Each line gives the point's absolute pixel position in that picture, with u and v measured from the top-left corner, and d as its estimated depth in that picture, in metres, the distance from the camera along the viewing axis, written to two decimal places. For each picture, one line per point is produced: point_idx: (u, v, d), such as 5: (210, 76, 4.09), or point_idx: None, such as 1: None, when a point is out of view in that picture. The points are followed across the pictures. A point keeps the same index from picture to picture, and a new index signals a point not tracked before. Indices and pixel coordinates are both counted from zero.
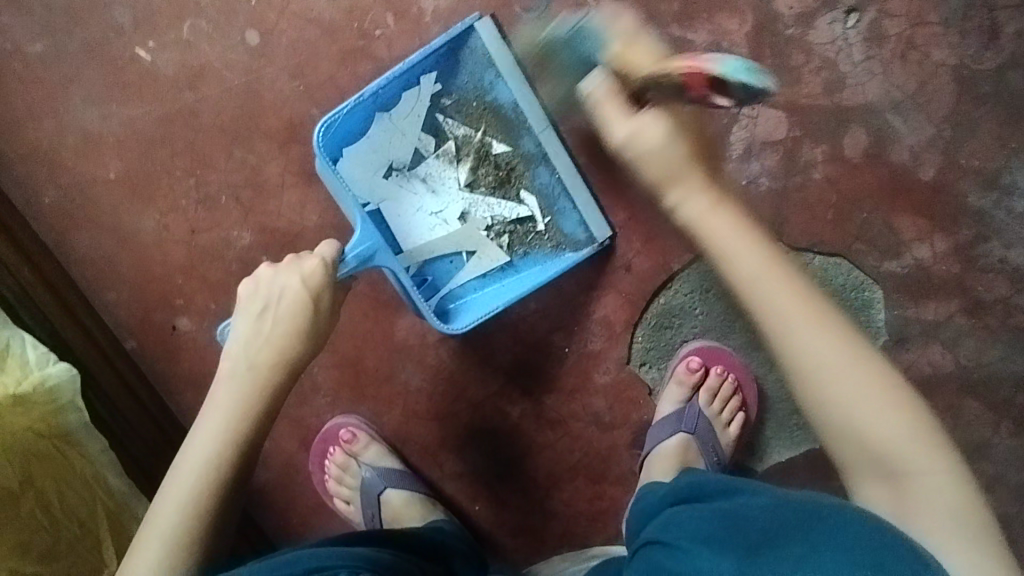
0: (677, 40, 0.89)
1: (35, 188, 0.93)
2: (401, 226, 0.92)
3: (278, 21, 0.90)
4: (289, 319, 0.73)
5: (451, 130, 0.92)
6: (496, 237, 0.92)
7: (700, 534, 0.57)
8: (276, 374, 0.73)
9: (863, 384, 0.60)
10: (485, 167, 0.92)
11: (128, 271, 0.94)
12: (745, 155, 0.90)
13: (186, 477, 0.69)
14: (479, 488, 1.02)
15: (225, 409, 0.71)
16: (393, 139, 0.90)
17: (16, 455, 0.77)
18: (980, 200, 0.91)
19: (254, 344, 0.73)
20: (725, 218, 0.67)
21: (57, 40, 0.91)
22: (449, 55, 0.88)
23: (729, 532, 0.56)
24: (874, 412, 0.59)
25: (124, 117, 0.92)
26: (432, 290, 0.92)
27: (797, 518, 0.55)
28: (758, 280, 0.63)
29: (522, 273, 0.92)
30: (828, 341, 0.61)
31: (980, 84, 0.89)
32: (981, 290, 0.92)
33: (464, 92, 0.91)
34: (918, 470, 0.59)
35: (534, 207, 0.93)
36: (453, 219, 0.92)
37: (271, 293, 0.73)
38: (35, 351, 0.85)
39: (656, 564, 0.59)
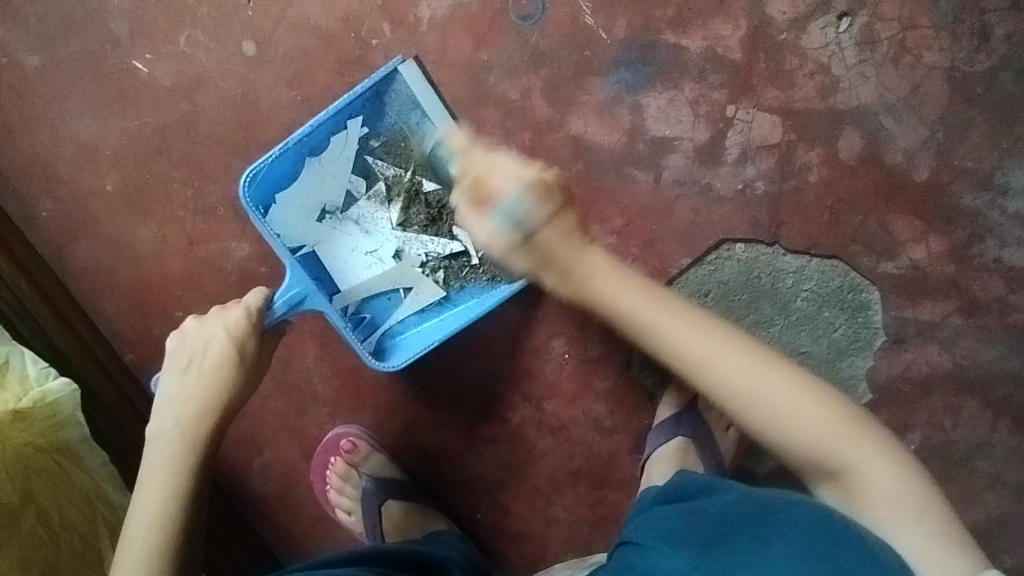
0: (672, 46, 0.90)
1: (33, 201, 0.93)
2: (337, 267, 0.93)
3: (275, 32, 0.90)
4: (213, 367, 0.77)
5: (381, 171, 0.93)
6: (432, 272, 0.93)
7: (668, 532, 0.58)
8: (209, 423, 0.76)
9: (775, 392, 0.63)
10: (417, 206, 0.92)
11: (126, 282, 0.94)
12: (741, 158, 0.91)
13: (142, 519, 0.70)
14: (481, 495, 1.02)
15: (162, 462, 0.74)
16: (325, 182, 0.91)
17: (15, 471, 0.78)
18: (974, 201, 0.91)
19: (182, 396, 0.76)
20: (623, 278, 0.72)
21: (53, 53, 0.91)
22: (373, 98, 0.87)
23: (690, 528, 0.57)
24: (790, 416, 0.62)
25: (121, 129, 0.92)
26: (371, 327, 0.93)
27: (756, 515, 0.54)
28: (667, 321, 0.68)
29: (460, 307, 0.92)
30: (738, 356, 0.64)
31: (972, 85, 0.90)
32: (977, 289, 0.93)
33: (392, 133, 0.91)
34: (846, 458, 0.61)
35: (468, 242, 0.93)
36: (388, 258, 0.93)
37: (198, 344, 0.78)
38: (35, 367, 0.84)
39: (628, 562, 0.59)
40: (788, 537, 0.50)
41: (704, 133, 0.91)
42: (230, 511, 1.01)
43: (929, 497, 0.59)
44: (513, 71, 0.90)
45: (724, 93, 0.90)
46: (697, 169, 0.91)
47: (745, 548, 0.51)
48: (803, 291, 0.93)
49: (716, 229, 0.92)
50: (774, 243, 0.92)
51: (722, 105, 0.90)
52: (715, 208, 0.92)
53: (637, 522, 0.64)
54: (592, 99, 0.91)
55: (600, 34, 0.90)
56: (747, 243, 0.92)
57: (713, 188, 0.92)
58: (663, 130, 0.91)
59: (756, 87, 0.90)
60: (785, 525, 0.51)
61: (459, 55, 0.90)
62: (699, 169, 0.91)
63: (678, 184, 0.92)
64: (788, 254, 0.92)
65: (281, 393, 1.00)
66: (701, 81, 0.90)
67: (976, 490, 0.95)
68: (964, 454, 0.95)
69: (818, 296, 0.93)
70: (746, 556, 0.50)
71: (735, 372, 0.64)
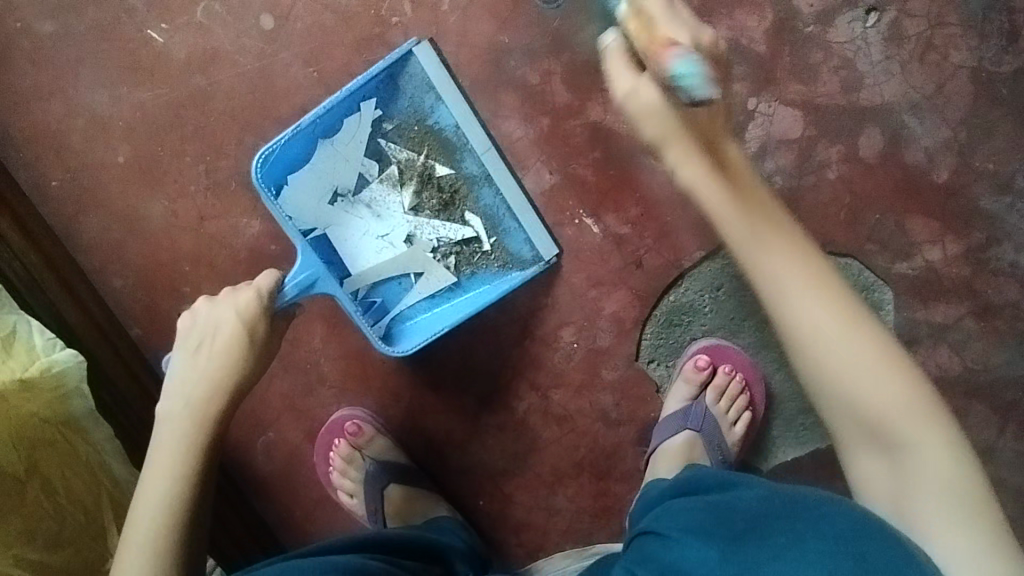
0: None
1: (42, 171, 0.92)
2: (347, 251, 0.91)
3: (293, 6, 0.89)
4: (225, 349, 0.76)
5: (393, 155, 0.91)
6: (443, 258, 0.92)
7: (690, 523, 0.57)
8: (220, 404, 0.75)
9: (858, 355, 0.59)
10: (429, 190, 0.91)
11: (135, 256, 0.93)
12: (760, 152, 0.90)
13: (152, 498, 0.69)
14: (484, 483, 1.02)
15: (171, 443, 0.73)
16: (337, 165, 0.90)
17: (21, 440, 0.77)
18: (993, 203, 0.91)
19: (192, 377, 0.75)
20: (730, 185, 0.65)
21: (68, 20, 0.89)
22: (386, 80, 0.87)
23: (715, 519, 0.56)
24: (869, 379, 0.59)
25: (134, 100, 0.90)
26: (381, 313, 0.92)
27: (786, 508, 0.54)
28: (769, 246, 0.62)
29: (470, 293, 0.92)
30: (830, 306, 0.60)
31: (997, 86, 0.89)
32: (991, 293, 0.92)
33: (405, 116, 0.90)
34: (908, 440, 0.58)
35: (480, 228, 0.92)
36: (400, 242, 0.92)
37: (208, 325, 0.77)
38: (42, 337, 0.83)
39: (647, 554, 0.59)
40: (826, 534, 0.50)
41: None
42: (232, 489, 1.01)
43: (985, 499, 0.56)
44: (534, 55, 0.89)
45: (747, 85, 0.89)
46: None
47: (781, 543, 0.51)
48: None
49: None
50: None
51: (743, 98, 0.89)
52: None
53: (653, 513, 0.63)
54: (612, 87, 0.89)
55: None
56: None
57: None
58: None
59: (779, 81, 0.89)
60: (820, 521, 0.52)
61: (480, 36, 0.89)
62: None
63: None
64: None
65: (287, 373, 1.00)
66: None
67: None
68: (970, 458, 0.95)
69: None
70: (784, 552, 0.50)
71: (825, 318, 0.60)
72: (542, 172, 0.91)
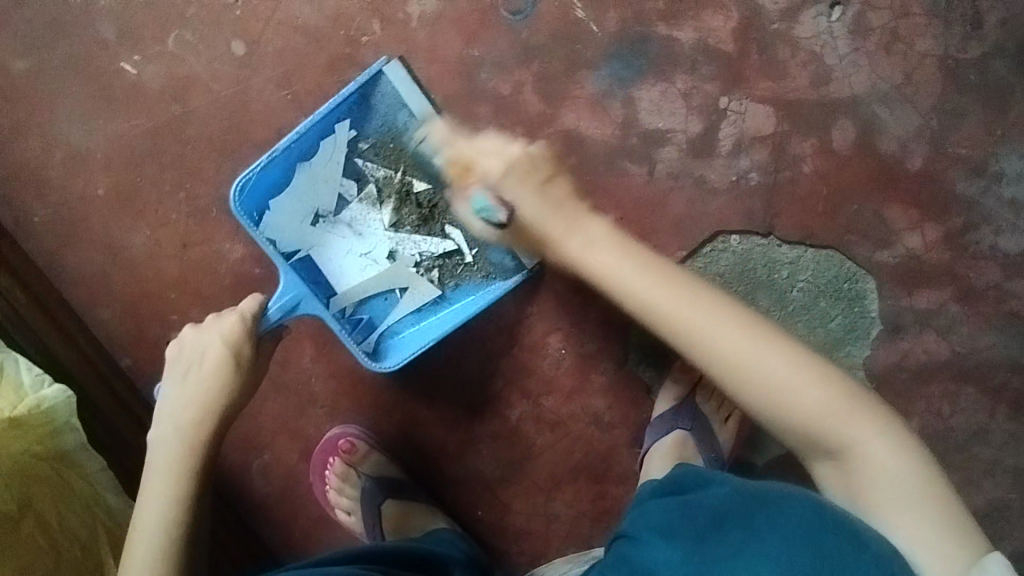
0: (663, 39, 0.89)
1: (23, 207, 0.92)
2: (332, 270, 0.93)
3: (264, 31, 0.89)
4: (211, 374, 0.76)
5: (371, 173, 0.92)
6: (426, 272, 0.93)
7: (663, 523, 0.58)
8: (209, 427, 0.76)
9: (785, 378, 0.62)
10: (408, 206, 0.92)
11: (120, 287, 0.94)
12: (735, 150, 0.91)
13: (147, 526, 0.70)
14: (482, 493, 1.02)
15: (163, 469, 0.73)
16: (317, 187, 0.91)
17: (13, 478, 0.77)
18: (969, 187, 0.91)
19: (181, 405, 0.76)
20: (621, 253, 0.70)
21: (41, 57, 0.90)
22: (359, 100, 0.86)
23: (682, 519, 0.57)
24: (795, 391, 0.61)
25: (111, 133, 0.91)
26: (369, 329, 0.93)
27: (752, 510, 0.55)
28: (673, 295, 0.66)
29: (456, 305, 0.93)
30: (749, 340, 0.63)
31: (965, 72, 0.90)
32: (973, 277, 0.93)
33: (380, 135, 0.91)
34: (851, 440, 0.61)
35: (461, 240, 0.92)
36: (382, 259, 0.93)
37: (195, 353, 0.78)
38: (30, 373, 0.83)
39: (624, 556, 0.59)
40: (788, 533, 0.51)
41: (697, 125, 0.90)
42: (230, 512, 1.01)
43: (935, 483, 0.60)
44: (505, 66, 0.90)
45: (717, 85, 0.90)
46: (692, 162, 0.91)
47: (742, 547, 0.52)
48: (801, 281, 0.93)
49: (711, 221, 0.92)
50: (769, 234, 0.92)
51: (715, 97, 0.90)
52: (711, 200, 0.92)
53: (632, 515, 0.63)
54: (585, 94, 0.90)
55: (591, 27, 0.89)
56: (743, 235, 0.92)
57: (707, 181, 0.91)
58: (657, 123, 0.90)
59: (749, 78, 0.90)
60: (781, 522, 0.52)
61: (450, 51, 0.90)
62: (694, 162, 0.91)
63: (672, 177, 0.91)
64: (784, 245, 0.92)
65: (278, 394, 1.00)
66: (693, 73, 0.90)
67: (976, 476, 0.95)
68: (963, 441, 0.95)
69: (815, 287, 0.92)
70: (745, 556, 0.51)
71: (737, 347, 0.63)
72: None
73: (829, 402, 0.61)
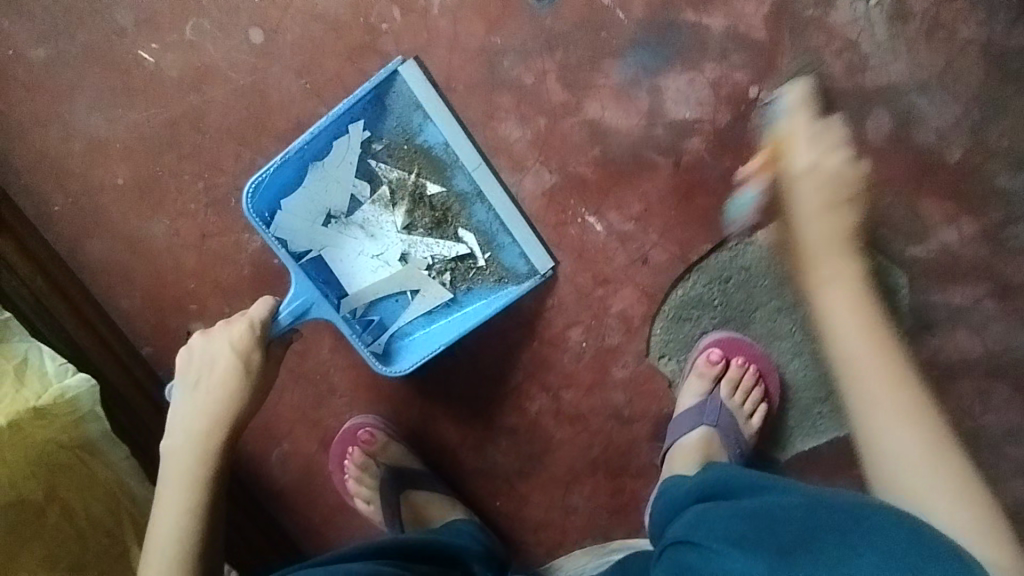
0: (692, 26, 0.86)
1: (45, 197, 0.92)
2: (343, 271, 0.91)
3: (282, 19, 0.88)
4: (222, 382, 0.79)
5: (384, 174, 0.90)
6: (438, 275, 0.92)
7: (731, 533, 0.55)
8: (221, 436, 0.79)
9: (915, 457, 0.63)
10: (421, 209, 0.90)
11: (141, 277, 0.94)
12: (764, 141, 0.88)
13: (164, 529, 0.74)
14: (500, 484, 1.02)
15: (178, 479, 0.77)
16: (329, 187, 0.89)
17: (40, 468, 0.79)
18: (1010, 181, 0.88)
19: (192, 415, 0.79)
20: (830, 218, 0.75)
21: (59, 45, 0.89)
22: (374, 101, 0.86)
23: (758, 531, 0.54)
24: (900, 432, 0.64)
25: (131, 123, 0.90)
26: (379, 330, 0.93)
27: (832, 521, 0.52)
28: (833, 284, 0.74)
29: (467, 309, 0.92)
30: (901, 404, 0.66)
31: (1009, 60, 0.86)
32: (1011, 273, 0.90)
33: (393, 136, 0.89)
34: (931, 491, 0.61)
35: (474, 244, 0.91)
36: (394, 261, 0.91)
37: (204, 362, 0.80)
38: (54, 362, 0.84)
39: (686, 565, 0.57)
40: (883, 552, 0.48)
41: (725, 115, 0.87)
42: (252, 500, 1.02)
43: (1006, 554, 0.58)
44: (528, 55, 0.87)
45: (748, 73, 0.87)
46: (719, 153, 0.88)
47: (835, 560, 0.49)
48: None
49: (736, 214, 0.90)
50: None
51: (744, 86, 0.87)
52: (737, 192, 0.89)
53: (683, 522, 0.61)
54: (610, 83, 0.87)
55: (617, 14, 0.86)
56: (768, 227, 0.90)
57: (735, 172, 0.89)
58: (683, 113, 0.88)
59: (780, 66, 0.86)
60: (871, 531, 0.50)
61: (472, 39, 0.87)
62: (721, 153, 0.88)
63: (698, 170, 0.89)
64: None
65: (297, 385, 1.00)
66: (722, 61, 0.87)
67: (1004, 474, 0.94)
68: (994, 440, 0.94)
69: None
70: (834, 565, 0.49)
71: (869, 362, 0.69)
72: (542, 173, 0.90)
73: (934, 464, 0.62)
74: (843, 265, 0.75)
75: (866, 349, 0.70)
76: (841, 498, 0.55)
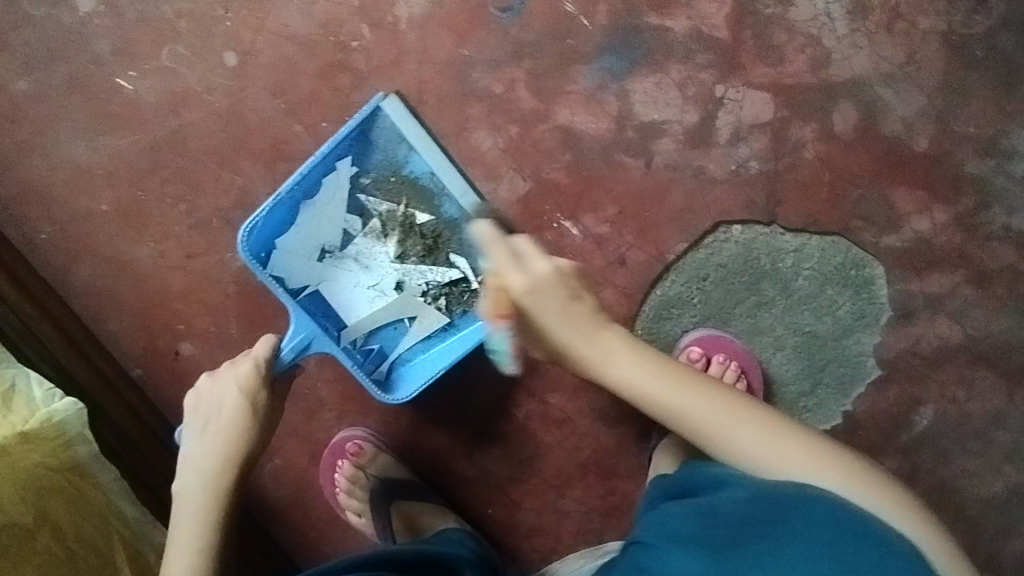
0: (656, 29, 0.88)
1: (30, 225, 0.94)
2: (342, 304, 0.93)
3: (255, 41, 0.90)
4: (230, 420, 0.82)
5: (374, 208, 0.92)
6: (434, 300, 0.93)
7: (677, 531, 0.57)
8: (232, 473, 0.81)
9: (767, 444, 0.62)
10: (412, 237, 0.92)
11: (128, 299, 0.95)
12: (733, 139, 0.89)
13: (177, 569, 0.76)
14: (492, 491, 1.02)
15: (189, 519, 0.79)
16: (321, 224, 0.91)
17: (29, 490, 0.79)
18: (979, 167, 0.89)
19: (201, 455, 0.81)
20: (579, 320, 0.66)
21: (39, 77, 0.91)
22: (359, 137, 0.88)
23: (701, 529, 0.55)
24: (742, 433, 0.63)
25: (112, 149, 0.92)
26: (380, 357, 0.94)
27: (767, 516, 0.53)
28: (622, 364, 0.67)
29: (465, 332, 0.93)
30: (727, 410, 0.65)
31: (970, 48, 0.87)
32: (986, 258, 0.91)
33: (380, 169, 0.91)
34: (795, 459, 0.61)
35: (466, 268, 0.93)
36: (390, 290, 0.93)
37: (212, 401, 0.82)
38: (41, 387, 0.86)
39: (637, 563, 0.58)
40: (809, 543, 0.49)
41: (693, 115, 0.89)
42: (246, 518, 1.03)
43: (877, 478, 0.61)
44: (496, 65, 0.89)
45: (713, 73, 0.88)
46: (689, 153, 0.90)
47: (761, 551, 0.50)
48: (806, 269, 0.91)
49: (710, 212, 0.90)
50: (772, 222, 0.90)
51: (710, 86, 0.88)
52: (710, 190, 0.90)
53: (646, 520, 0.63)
54: (578, 88, 0.89)
55: (582, 21, 0.88)
56: (745, 224, 0.90)
57: (706, 171, 0.90)
58: (652, 115, 0.89)
59: (745, 65, 0.88)
60: (801, 522, 0.51)
61: (440, 51, 0.89)
62: (691, 152, 0.90)
63: (669, 170, 0.90)
64: (787, 234, 0.90)
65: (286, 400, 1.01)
66: (687, 62, 0.88)
67: (995, 462, 0.94)
68: (981, 426, 0.94)
69: (820, 274, 0.91)
70: (756, 559, 0.50)
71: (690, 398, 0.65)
72: (516, 180, 0.91)
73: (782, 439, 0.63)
74: (622, 347, 0.67)
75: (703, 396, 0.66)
76: (782, 489, 0.56)
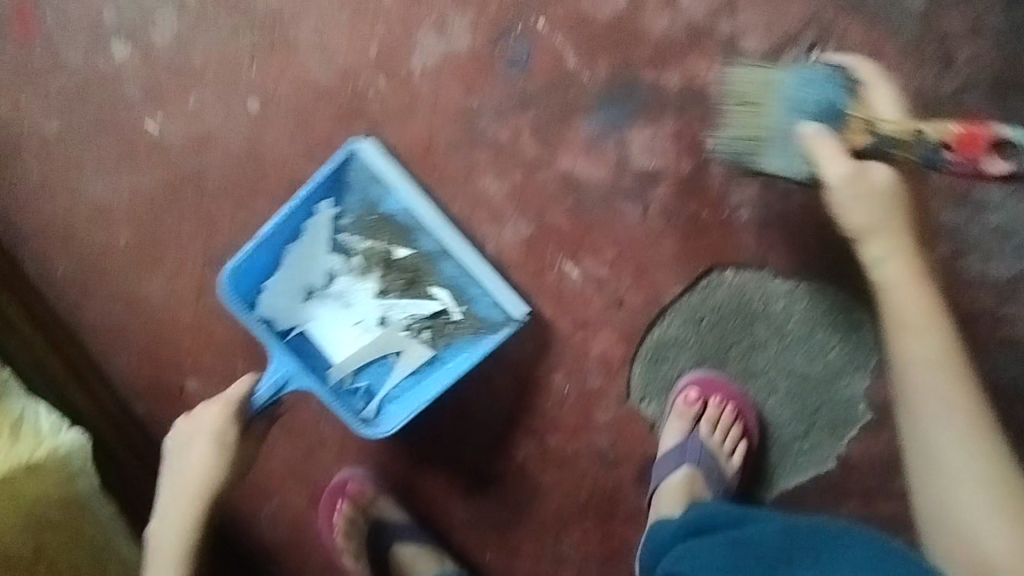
0: (652, 84, 0.95)
1: (48, 259, 0.97)
2: (328, 343, 0.96)
3: (277, 89, 0.96)
4: (202, 460, 0.84)
5: (355, 247, 0.96)
6: (418, 334, 0.95)
7: (717, 562, 0.68)
8: (201, 512, 0.84)
9: (961, 476, 0.74)
10: (393, 273, 0.96)
11: (138, 334, 0.97)
12: (725, 187, 0.95)
13: None
14: (489, 535, 1.01)
15: (164, 558, 0.82)
16: (305, 265, 0.95)
17: (29, 525, 0.79)
18: (953, 217, 0.95)
19: (176, 495, 0.84)
20: (872, 211, 0.80)
21: (71, 119, 0.96)
22: (336, 179, 0.93)
23: (740, 556, 0.68)
24: (951, 452, 0.75)
25: (134, 187, 0.97)
26: (367, 396, 0.95)
27: (800, 539, 0.68)
28: (914, 327, 0.80)
29: (449, 364, 0.93)
30: (954, 428, 0.76)
31: (941, 106, 0.94)
32: (965, 303, 0.95)
33: (359, 210, 0.95)
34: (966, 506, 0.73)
35: (447, 299, 0.95)
36: (376, 326, 0.96)
37: (185, 442, 0.85)
38: (49, 418, 0.84)
39: None
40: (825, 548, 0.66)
41: (687, 164, 0.95)
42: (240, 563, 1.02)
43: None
44: (503, 115, 0.95)
45: (704, 125, 0.95)
46: (684, 200, 0.95)
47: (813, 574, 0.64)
48: (795, 313, 0.95)
49: (704, 256, 0.95)
50: (762, 268, 0.95)
51: (702, 137, 0.95)
52: (704, 236, 0.95)
53: (671, 557, 0.72)
54: (579, 138, 0.95)
55: (582, 76, 0.95)
56: (737, 269, 0.95)
57: (699, 217, 0.95)
58: (648, 163, 0.95)
59: None
60: (823, 540, 0.67)
61: (451, 101, 0.96)
62: (685, 199, 0.95)
63: (665, 216, 0.95)
64: (777, 278, 0.95)
65: (287, 438, 1.02)
66: (681, 115, 0.95)
67: None
68: None
69: (809, 320, 0.95)
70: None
71: (936, 397, 0.77)
72: (520, 224, 0.96)
73: (976, 486, 0.73)
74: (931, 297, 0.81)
75: (940, 402, 0.77)
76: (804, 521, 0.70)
